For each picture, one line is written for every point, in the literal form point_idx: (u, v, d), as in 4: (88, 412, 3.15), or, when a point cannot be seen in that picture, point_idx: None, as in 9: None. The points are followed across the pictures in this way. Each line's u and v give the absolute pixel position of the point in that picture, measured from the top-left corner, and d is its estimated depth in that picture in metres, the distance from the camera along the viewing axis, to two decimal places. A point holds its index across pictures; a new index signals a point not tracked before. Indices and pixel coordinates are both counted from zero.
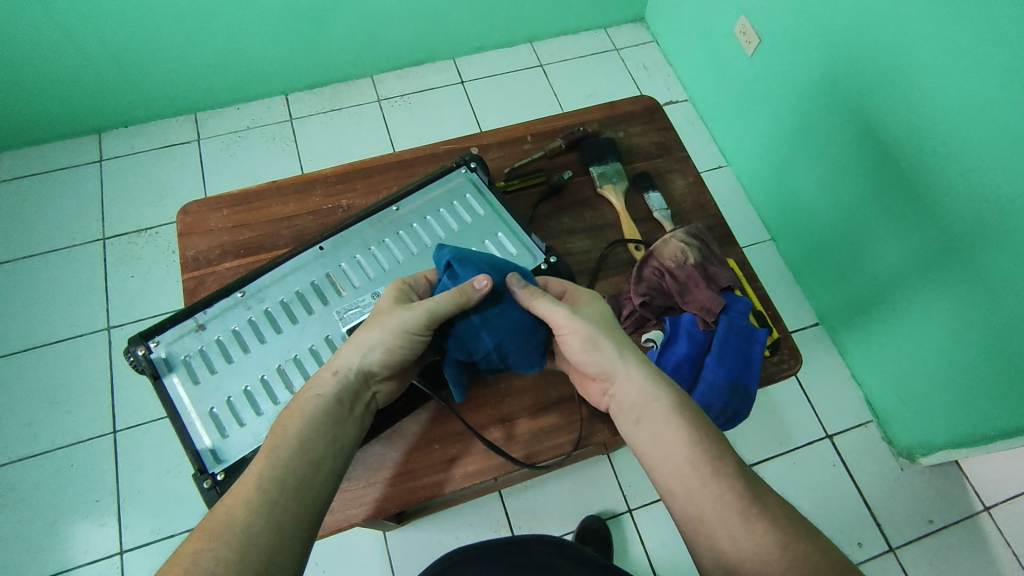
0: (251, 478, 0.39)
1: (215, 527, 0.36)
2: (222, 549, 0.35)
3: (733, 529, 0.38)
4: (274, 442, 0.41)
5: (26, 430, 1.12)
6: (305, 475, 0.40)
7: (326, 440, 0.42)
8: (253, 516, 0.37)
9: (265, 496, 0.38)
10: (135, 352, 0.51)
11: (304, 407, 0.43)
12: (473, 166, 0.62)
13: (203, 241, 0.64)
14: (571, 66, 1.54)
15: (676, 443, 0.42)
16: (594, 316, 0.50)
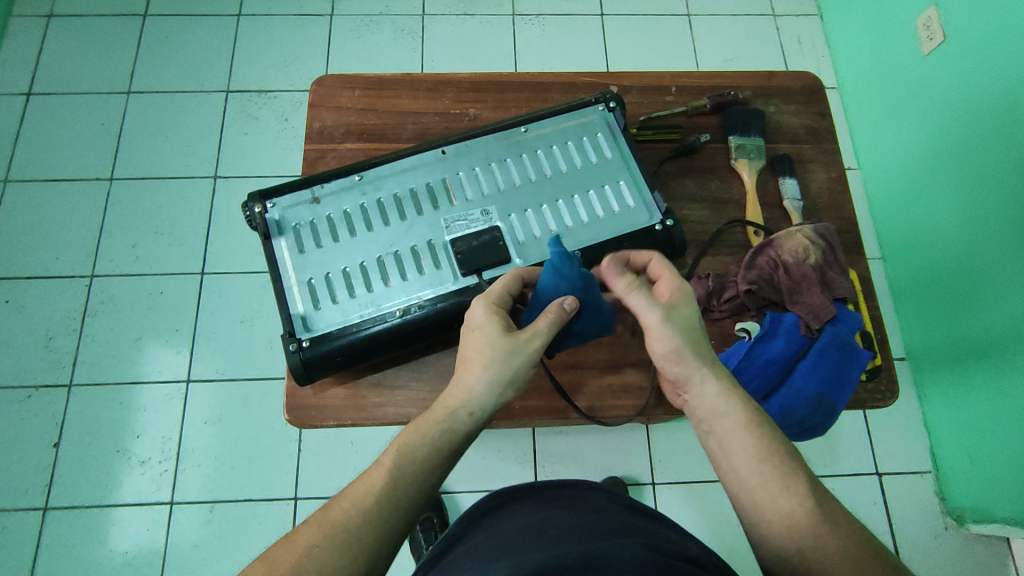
0: (362, 490, 0.40)
1: (331, 528, 0.38)
2: (326, 556, 0.37)
3: (789, 514, 0.39)
4: (389, 458, 0.41)
5: (130, 251, 1.22)
6: (415, 497, 0.40)
7: (439, 468, 0.42)
8: (360, 533, 0.38)
9: (378, 516, 0.39)
10: (253, 208, 0.54)
11: (425, 429, 0.42)
12: (612, 106, 0.59)
13: (331, 116, 0.64)
14: (721, 23, 1.43)
15: (739, 428, 0.42)
16: (682, 321, 0.45)
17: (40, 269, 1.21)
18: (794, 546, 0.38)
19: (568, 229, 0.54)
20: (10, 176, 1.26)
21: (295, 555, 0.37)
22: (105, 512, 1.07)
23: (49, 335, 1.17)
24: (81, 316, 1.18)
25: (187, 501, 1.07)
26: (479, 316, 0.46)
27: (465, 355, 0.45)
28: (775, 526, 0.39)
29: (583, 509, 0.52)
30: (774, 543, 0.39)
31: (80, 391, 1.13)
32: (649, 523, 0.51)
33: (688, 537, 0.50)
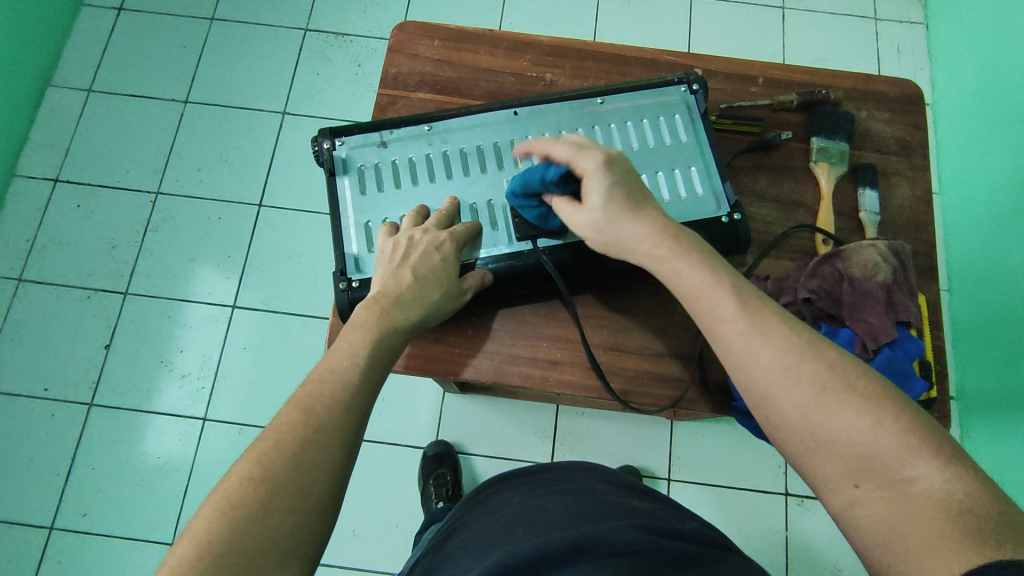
0: (324, 388, 0.40)
1: (278, 434, 0.38)
2: (306, 446, 0.37)
3: (862, 431, 0.35)
4: (343, 357, 0.42)
5: (195, 173, 1.26)
6: (357, 391, 0.41)
7: (384, 366, 0.44)
8: (331, 424, 0.39)
9: (324, 415, 0.39)
10: (322, 144, 0.54)
11: (376, 330, 0.44)
12: (695, 88, 0.57)
13: (407, 63, 0.64)
14: (816, 20, 1.36)
15: (787, 354, 0.38)
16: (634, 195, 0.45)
17: (111, 179, 1.26)
18: (885, 471, 0.34)
19: (665, 203, 0.53)
20: (94, 87, 1.31)
21: (274, 451, 0.37)
22: (143, 417, 1.13)
23: (112, 244, 1.22)
24: (143, 229, 1.23)
25: (218, 419, 1.12)
26: (448, 249, 0.49)
27: (413, 261, 0.48)
28: (858, 452, 0.34)
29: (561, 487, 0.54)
30: (862, 479, 0.34)
31: (134, 300, 1.19)
32: (632, 497, 0.53)
33: (688, 518, 0.52)
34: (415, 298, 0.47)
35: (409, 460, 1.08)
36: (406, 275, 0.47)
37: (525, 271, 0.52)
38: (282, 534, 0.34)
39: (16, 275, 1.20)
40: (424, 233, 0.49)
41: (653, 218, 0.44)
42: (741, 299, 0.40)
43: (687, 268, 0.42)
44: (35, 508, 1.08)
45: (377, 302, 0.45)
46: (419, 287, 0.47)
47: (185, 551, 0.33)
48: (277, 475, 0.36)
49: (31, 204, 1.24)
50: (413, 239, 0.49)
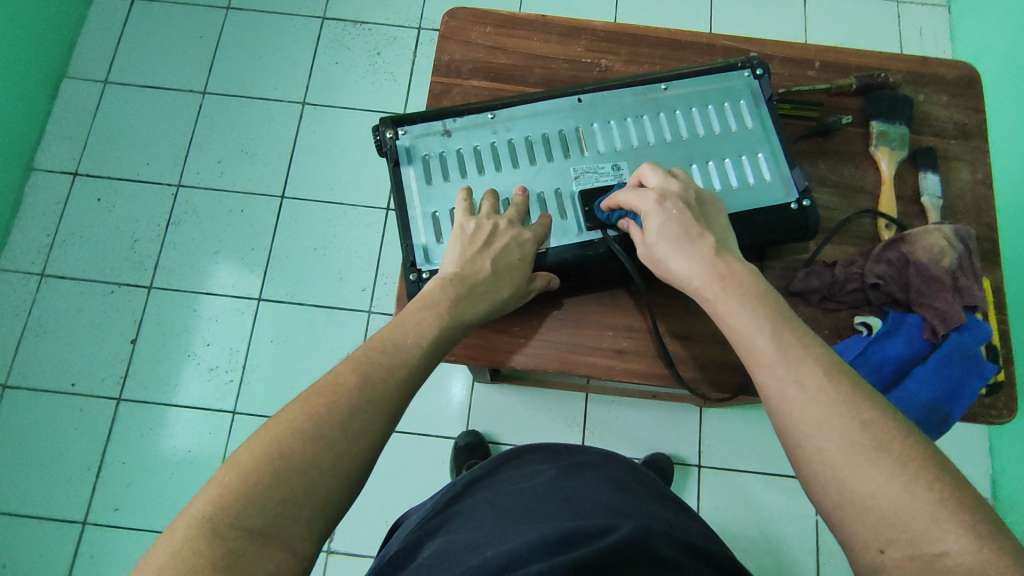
0: (382, 356, 0.40)
1: (327, 388, 0.38)
2: (354, 414, 0.37)
3: (890, 492, 0.32)
4: (407, 331, 0.42)
5: (216, 165, 1.25)
6: (408, 370, 0.40)
7: (442, 351, 0.44)
8: (383, 400, 0.38)
9: (374, 385, 0.38)
10: (385, 133, 0.53)
11: (447, 315, 0.44)
12: (759, 73, 0.56)
13: (459, 51, 0.63)
14: (840, 3, 1.34)
15: (824, 404, 0.36)
16: (702, 213, 0.46)
17: (131, 173, 1.25)
18: (909, 537, 0.31)
19: (750, 185, 0.53)
20: (110, 78, 1.30)
21: (326, 405, 0.37)
22: (171, 412, 1.12)
23: (134, 237, 1.21)
24: (165, 223, 1.22)
25: (248, 412, 1.12)
26: (527, 248, 0.49)
27: (491, 253, 0.48)
28: (881, 514, 0.32)
29: (603, 477, 0.53)
30: (886, 544, 0.32)
31: (158, 294, 1.18)
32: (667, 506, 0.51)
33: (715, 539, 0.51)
34: (487, 291, 0.47)
35: (440, 450, 1.09)
36: (483, 265, 0.47)
37: (595, 259, 0.52)
38: (316, 491, 0.34)
39: (38, 270, 1.19)
40: (506, 226, 0.49)
41: (702, 251, 0.44)
42: (781, 345, 0.38)
43: (731, 311, 0.41)
44: (67, 503, 1.08)
45: (451, 286, 0.45)
46: (493, 280, 0.47)
47: (230, 480, 0.33)
48: (325, 434, 0.36)
49: (51, 198, 1.23)
50: (493, 232, 0.48)
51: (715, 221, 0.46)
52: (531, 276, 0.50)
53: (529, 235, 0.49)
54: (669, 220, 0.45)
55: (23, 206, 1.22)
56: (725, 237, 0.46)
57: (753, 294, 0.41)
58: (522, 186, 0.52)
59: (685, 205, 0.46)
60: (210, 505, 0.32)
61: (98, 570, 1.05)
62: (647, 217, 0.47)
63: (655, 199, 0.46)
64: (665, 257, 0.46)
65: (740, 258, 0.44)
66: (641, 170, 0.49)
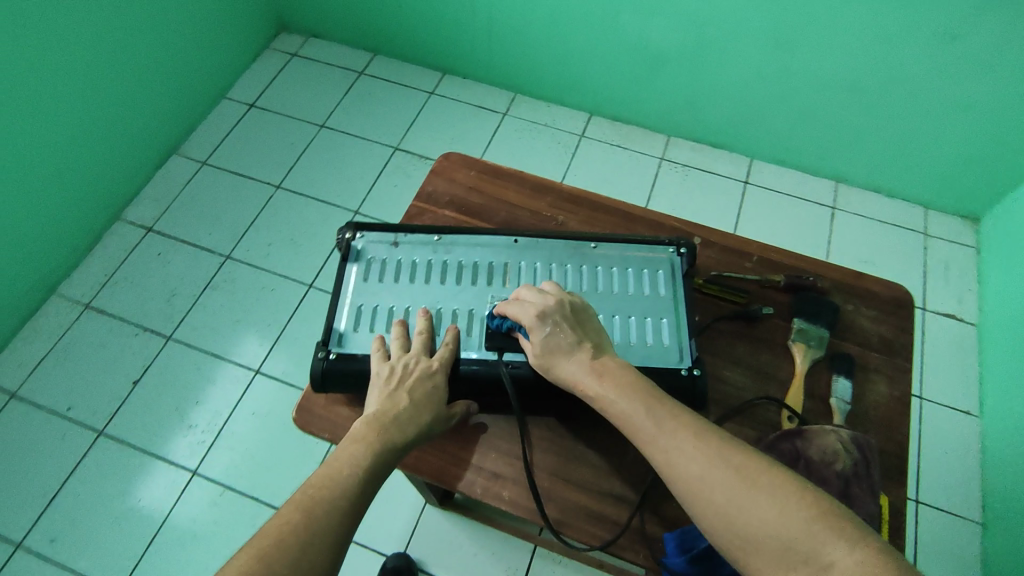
0: (323, 491, 0.43)
1: (274, 533, 0.40)
2: (303, 550, 0.40)
3: (774, 518, 0.39)
4: (342, 466, 0.45)
5: (264, 248, 1.40)
6: (350, 498, 0.44)
7: (380, 478, 0.47)
8: (329, 527, 0.42)
9: (319, 521, 0.42)
10: (344, 234, 0.63)
11: (377, 443, 0.48)
12: (682, 252, 0.62)
13: (442, 184, 0.74)
14: (865, 224, 1.41)
15: (704, 463, 0.42)
16: (573, 315, 0.52)
17: (193, 238, 1.41)
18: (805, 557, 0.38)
19: (647, 345, 0.57)
20: (208, 160, 1.52)
21: (273, 546, 0.39)
22: (139, 458, 1.15)
23: (173, 292, 1.34)
24: (204, 285, 1.35)
25: (209, 475, 1.14)
26: (439, 377, 0.53)
27: (406, 385, 0.52)
28: (774, 544, 0.38)
29: None
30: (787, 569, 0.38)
31: (174, 346, 1.27)
32: None
33: None
34: (410, 419, 0.50)
35: (367, 564, 1.06)
36: (402, 398, 0.51)
37: (487, 378, 0.55)
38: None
39: (84, 302, 1.32)
40: (416, 361, 0.54)
41: (581, 355, 0.50)
42: (655, 418, 0.45)
43: (615, 402, 0.47)
44: (12, 522, 1.10)
45: (375, 421, 0.49)
46: (414, 409, 0.51)
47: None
48: (278, 572, 0.38)
49: (121, 244, 1.39)
50: (404, 366, 0.53)
51: (589, 326, 0.52)
52: (450, 409, 0.54)
53: (444, 358, 0.54)
54: (550, 334, 0.51)
55: (96, 245, 1.39)
56: (599, 340, 0.52)
57: (629, 382, 0.47)
58: (407, 319, 0.57)
59: (560, 309, 0.52)
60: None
61: None
62: (531, 333, 0.52)
63: (536, 315, 0.52)
64: (555, 367, 0.51)
65: (616, 357, 0.50)
66: (518, 292, 0.55)
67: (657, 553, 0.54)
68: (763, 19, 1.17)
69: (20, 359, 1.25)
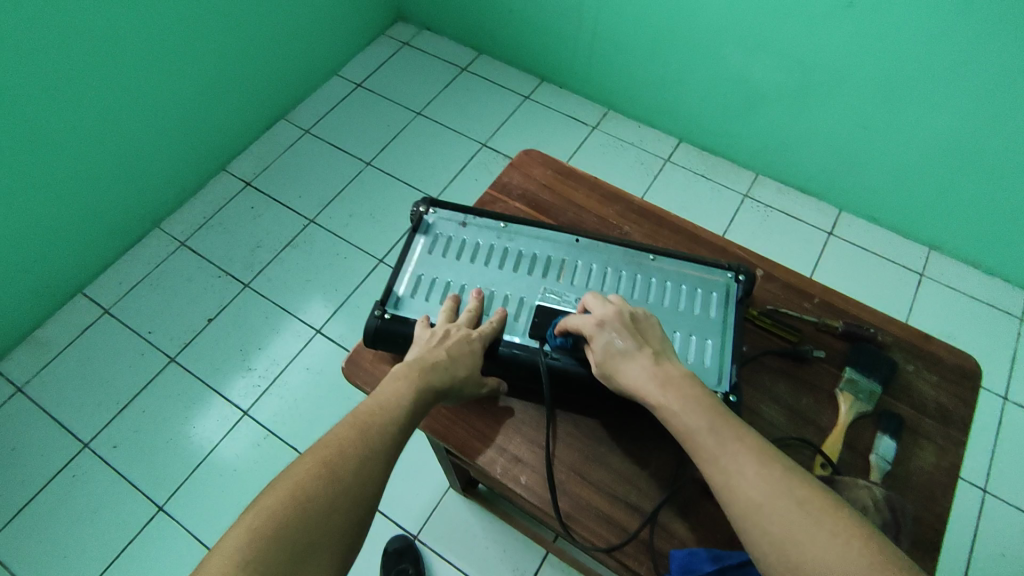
0: (374, 416, 0.47)
1: (332, 444, 0.44)
2: (360, 459, 0.44)
3: (834, 556, 0.37)
4: (389, 398, 0.49)
5: (346, 218, 1.48)
6: (396, 425, 0.47)
7: (420, 415, 0.50)
8: (383, 447, 0.46)
9: (371, 437, 0.46)
10: (418, 207, 0.67)
11: (420, 382, 0.51)
12: (740, 279, 0.62)
13: (517, 177, 0.77)
14: (954, 298, 1.33)
15: (766, 488, 0.41)
16: (636, 325, 0.51)
17: (284, 197, 1.51)
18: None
19: (688, 363, 0.57)
20: (311, 130, 1.63)
21: (335, 457, 0.43)
22: (201, 390, 1.25)
23: (258, 245, 1.43)
24: (286, 242, 1.44)
25: (256, 418, 1.22)
26: (477, 343, 0.56)
27: (448, 342, 0.55)
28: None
29: None
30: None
31: (249, 293, 1.37)
32: None
33: None
34: (447, 370, 0.53)
35: (382, 531, 1.10)
36: (441, 352, 0.54)
37: (525, 363, 0.57)
38: (334, 532, 0.41)
39: (181, 239, 1.44)
40: (457, 329, 0.56)
41: (641, 360, 0.49)
42: (718, 435, 0.44)
43: (674, 413, 0.46)
44: (84, 423, 1.21)
45: (417, 365, 0.52)
46: (451, 362, 0.53)
47: (258, 522, 0.39)
48: (341, 479, 0.42)
49: (221, 194, 1.51)
50: (446, 327, 0.56)
51: (652, 334, 0.51)
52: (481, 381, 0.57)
53: (484, 329, 0.57)
54: (610, 340, 0.50)
55: (200, 191, 1.51)
56: (663, 348, 0.50)
57: (692, 394, 0.46)
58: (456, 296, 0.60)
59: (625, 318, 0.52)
60: (238, 547, 0.38)
61: (69, 493, 1.14)
62: (592, 338, 0.52)
63: (596, 325, 0.52)
64: (615, 374, 0.50)
65: (679, 364, 0.49)
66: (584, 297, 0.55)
67: (659, 568, 0.53)
68: (876, 68, 1.14)
69: (118, 281, 1.38)
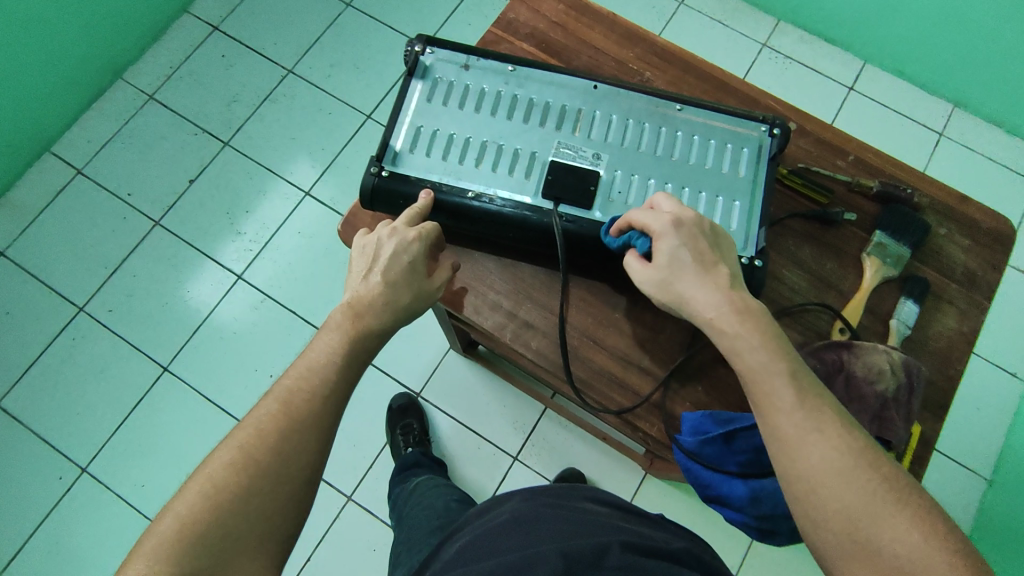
0: (303, 384, 0.43)
1: (255, 426, 0.41)
2: (285, 434, 0.41)
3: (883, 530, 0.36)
4: (319, 358, 0.45)
5: (327, 69, 1.34)
6: (329, 389, 0.44)
7: (362, 363, 0.46)
8: (312, 415, 0.42)
9: (299, 407, 0.42)
10: (413, 47, 0.58)
11: (354, 332, 0.46)
12: (775, 132, 0.56)
13: (526, 14, 0.67)
14: (970, 159, 1.27)
15: (833, 453, 0.38)
16: (697, 249, 0.44)
17: (256, 45, 1.35)
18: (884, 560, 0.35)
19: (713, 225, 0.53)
20: None
21: (255, 441, 0.40)
22: (190, 254, 1.21)
23: (234, 99, 1.31)
24: (264, 96, 1.32)
25: (251, 282, 1.19)
26: (411, 251, 0.50)
27: (382, 263, 0.49)
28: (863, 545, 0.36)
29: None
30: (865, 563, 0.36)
31: (230, 152, 1.28)
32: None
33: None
34: (386, 300, 0.48)
35: (388, 389, 1.13)
36: (375, 279, 0.48)
37: (536, 227, 0.53)
38: (258, 518, 0.39)
39: (149, 92, 1.31)
40: (389, 237, 0.50)
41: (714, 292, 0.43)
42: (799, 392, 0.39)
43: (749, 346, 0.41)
44: (76, 287, 1.18)
45: (351, 307, 0.47)
46: (390, 289, 0.48)
47: (173, 525, 0.37)
48: (263, 462, 0.40)
49: (187, 39, 1.35)
50: (380, 241, 0.49)
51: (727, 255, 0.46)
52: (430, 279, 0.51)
53: (417, 233, 0.50)
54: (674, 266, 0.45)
55: (163, 35, 1.35)
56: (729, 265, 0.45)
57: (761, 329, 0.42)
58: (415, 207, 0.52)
59: (694, 253, 0.44)
60: (154, 557, 0.36)
61: (71, 355, 1.15)
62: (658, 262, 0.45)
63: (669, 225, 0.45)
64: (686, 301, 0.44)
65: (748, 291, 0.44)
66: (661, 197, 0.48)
67: (670, 430, 0.54)
68: None
69: (88, 138, 1.27)
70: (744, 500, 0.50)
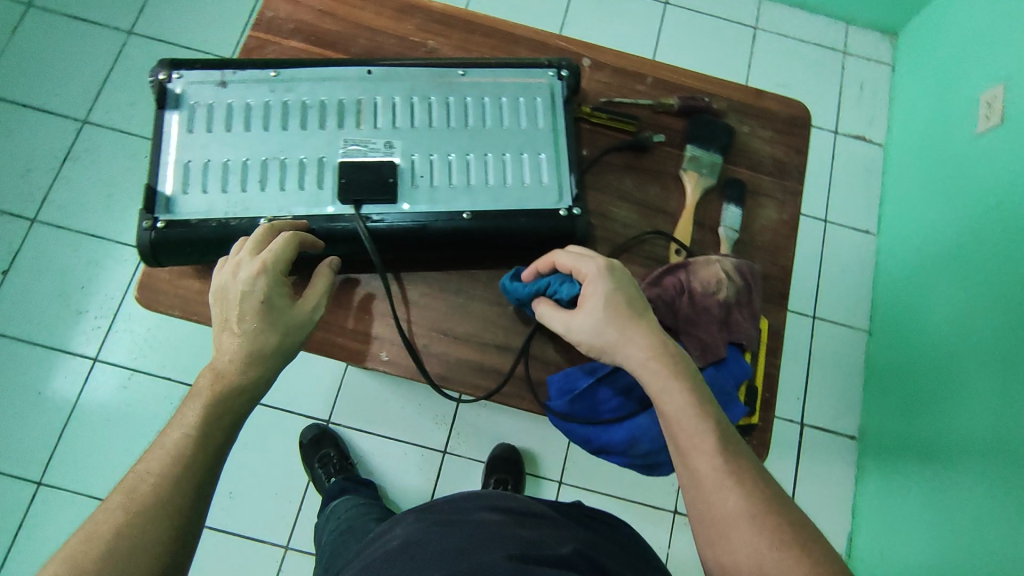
0: (152, 470, 0.35)
1: (91, 529, 0.33)
2: (127, 534, 0.33)
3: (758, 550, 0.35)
4: (171, 435, 0.37)
5: (127, 109, 1.16)
6: (185, 469, 0.36)
7: (230, 431, 0.39)
8: (163, 506, 0.34)
9: (147, 498, 0.34)
10: (156, 75, 0.51)
11: (213, 394, 0.39)
12: (563, 74, 0.55)
13: (285, 8, 0.61)
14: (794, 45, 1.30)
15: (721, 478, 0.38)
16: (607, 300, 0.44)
17: (34, 100, 1.16)
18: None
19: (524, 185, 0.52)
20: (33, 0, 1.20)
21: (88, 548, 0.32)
22: (30, 351, 1.05)
23: (27, 167, 1.12)
24: (63, 156, 1.13)
25: (111, 360, 1.06)
26: (263, 285, 0.43)
27: (234, 310, 0.42)
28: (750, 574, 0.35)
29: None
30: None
31: (41, 228, 1.10)
32: None
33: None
34: (245, 351, 0.41)
35: (292, 427, 1.07)
36: (229, 330, 0.41)
37: (344, 237, 0.49)
38: None
39: None
40: (237, 278, 0.43)
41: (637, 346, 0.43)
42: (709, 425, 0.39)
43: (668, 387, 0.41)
44: None
45: (209, 371, 0.40)
46: (246, 338, 0.41)
47: None
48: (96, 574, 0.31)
49: None
50: (226, 283, 0.43)
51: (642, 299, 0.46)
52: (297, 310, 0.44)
53: (265, 262, 0.43)
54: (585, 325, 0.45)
55: None
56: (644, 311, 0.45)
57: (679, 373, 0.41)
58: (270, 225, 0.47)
59: (612, 311, 0.44)
60: None
61: None
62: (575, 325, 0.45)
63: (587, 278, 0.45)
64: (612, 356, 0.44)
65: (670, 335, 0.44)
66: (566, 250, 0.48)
67: (540, 399, 0.53)
68: None
69: None
70: (623, 445, 0.50)
